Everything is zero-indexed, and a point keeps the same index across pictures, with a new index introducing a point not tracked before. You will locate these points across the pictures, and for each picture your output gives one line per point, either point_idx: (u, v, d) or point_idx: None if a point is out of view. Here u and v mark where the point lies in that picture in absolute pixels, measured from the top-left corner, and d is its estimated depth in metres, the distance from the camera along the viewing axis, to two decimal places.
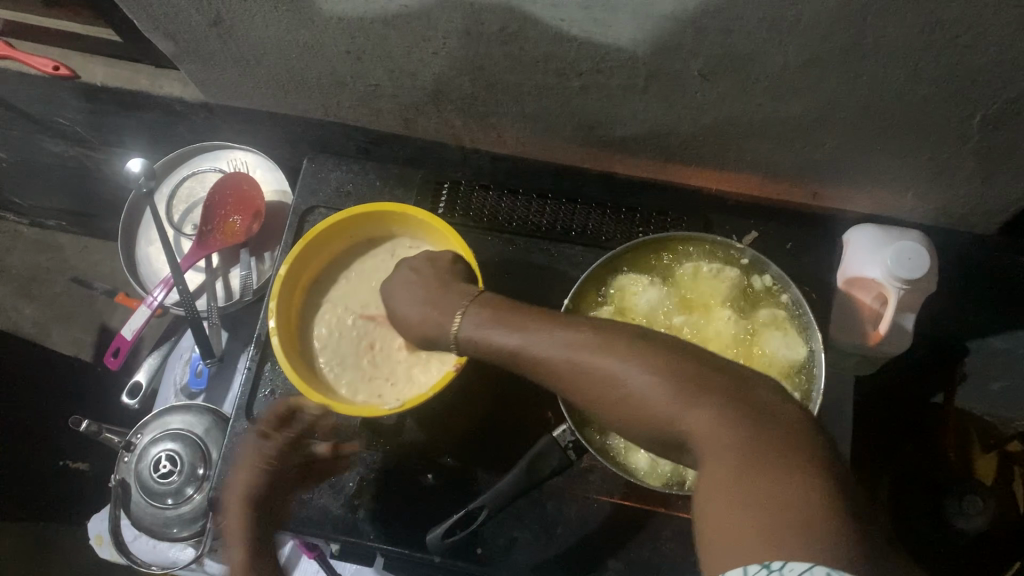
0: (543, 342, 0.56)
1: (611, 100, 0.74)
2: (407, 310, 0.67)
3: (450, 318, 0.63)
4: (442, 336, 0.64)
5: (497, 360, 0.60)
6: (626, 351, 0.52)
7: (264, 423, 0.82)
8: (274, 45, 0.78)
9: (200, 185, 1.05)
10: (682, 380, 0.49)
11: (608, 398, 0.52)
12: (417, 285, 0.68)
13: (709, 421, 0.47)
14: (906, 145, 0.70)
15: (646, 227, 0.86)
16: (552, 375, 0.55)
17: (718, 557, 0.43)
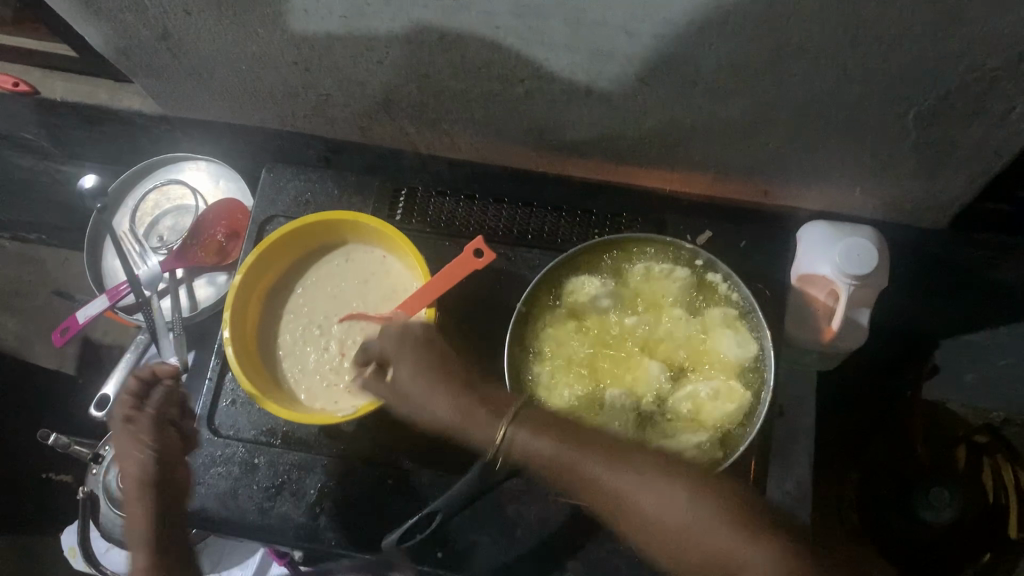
0: (598, 473, 0.63)
1: (557, 105, 0.74)
2: (424, 391, 0.70)
3: (494, 429, 0.67)
4: (486, 444, 0.67)
5: (548, 467, 0.65)
6: (701, 514, 0.59)
7: (226, 432, 0.86)
8: (224, 57, 0.79)
9: (165, 198, 1.06)
10: (728, 516, 0.58)
11: (665, 541, 0.60)
12: (421, 361, 0.71)
13: (760, 558, 0.56)
14: (847, 144, 0.71)
15: (603, 229, 0.87)
16: (612, 504, 0.63)
17: None
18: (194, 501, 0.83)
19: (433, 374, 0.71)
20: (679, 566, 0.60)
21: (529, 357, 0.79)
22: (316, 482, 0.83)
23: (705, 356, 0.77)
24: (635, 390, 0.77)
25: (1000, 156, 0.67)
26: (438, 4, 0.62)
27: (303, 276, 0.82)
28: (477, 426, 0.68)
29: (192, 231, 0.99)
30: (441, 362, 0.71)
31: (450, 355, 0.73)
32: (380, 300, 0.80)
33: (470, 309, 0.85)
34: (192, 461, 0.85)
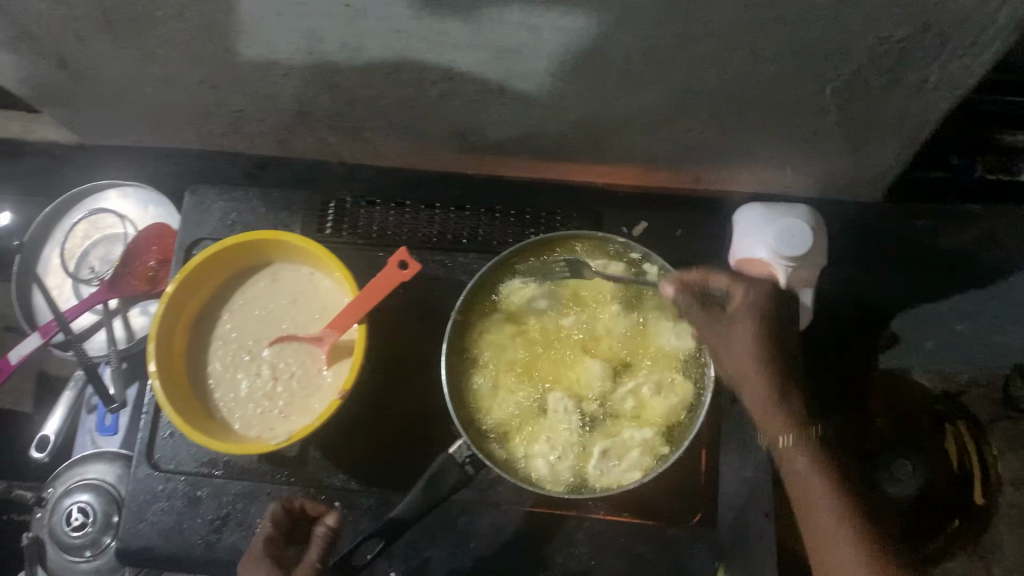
0: (820, 486, 0.68)
1: (474, 105, 0.72)
2: (751, 370, 0.70)
3: (784, 421, 0.70)
4: (776, 429, 0.70)
5: (795, 487, 0.70)
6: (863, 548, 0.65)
7: (166, 466, 0.83)
8: (128, 80, 0.76)
9: (93, 228, 1.02)
10: None
11: (819, 548, 0.67)
12: (767, 346, 0.70)
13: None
14: (770, 124, 0.69)
15: (538, 228, 0.85)
16: (808, 518, 0.68)
17: None
18: (138, 540, 0.82)
19: (768, 348, 0.70)
20: None
21: (470, 366, 0.77)
22: (261, 511, 0.80)
23: (644, 350, 0.76)
24: (578, 391, 0.75)
25: (924, 126, 0.66)
26: (332, 11, 0.60)
27: (230, 301, 0.79)
28: (776, 431, 0.71)
29: (121, 260, 0.96)
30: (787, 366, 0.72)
31: (789, 353, 0.72)
32: (310, 320, 0.77)
33: (406, 322, 0.84)
34: (133, 498, 0.83)
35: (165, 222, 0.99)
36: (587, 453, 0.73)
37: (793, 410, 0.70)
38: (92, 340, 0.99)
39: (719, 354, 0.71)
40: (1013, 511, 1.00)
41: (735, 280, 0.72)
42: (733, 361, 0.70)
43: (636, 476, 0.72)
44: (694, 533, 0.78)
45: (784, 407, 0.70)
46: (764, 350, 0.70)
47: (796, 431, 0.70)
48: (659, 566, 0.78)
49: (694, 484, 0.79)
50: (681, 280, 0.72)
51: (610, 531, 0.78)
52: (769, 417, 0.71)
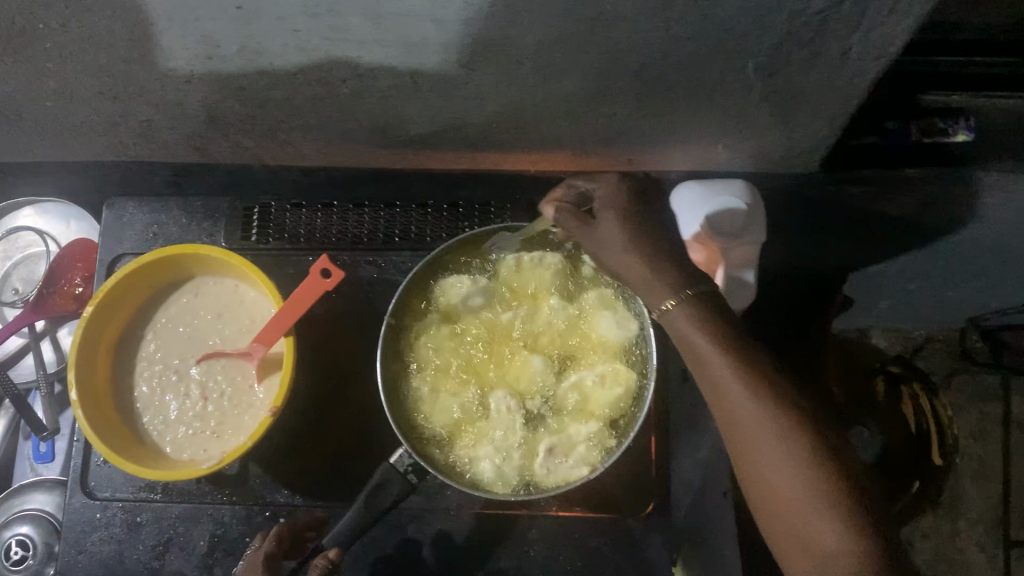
0: (704, 343, 0.57)
1: (390, 101, 0.69)
2: (623, 255, 0.62)
3: (662, 290, 0.60)
4: (654, 303, 0.61)
5: (687, 352, 0.59)
6: (753, 403, 0.55)
7: (102, 493, 0.79)
8: (24, 96, 0.72)
9: (14, 247, 0.98)
10: (790, 432, 0.53)
11: (728, 418, 0.56)
12: (631, 226, 0.63)
13: (797, 500, 0.52)
14: (696, 102, 0.67)
15: (471, 222, 0.83)
16: (707, 378, 0.58)
17: (771, 518, 0.55)
18: (78, 571, 0.78)
19: (633, 227, 0.63)
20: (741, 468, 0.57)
21: (408, 370, 0.75)
22: (203, 533, 0.77)
23: (585, 342, 0.74)
24: (519, 388, 0.73)
25: (852, 96, 0.64)
26: (223, 13, 0.56)
27: (152, 320, 0.76)
28: (657, 299, 0.60)
29: (45, 280, 0.91)
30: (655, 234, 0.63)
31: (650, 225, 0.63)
32: (237, 334, 0.74)
33: (343, 327, 0.81)
34: (69, 529, 0.79)
35: (88, 238, 0.95)
36: (532, 451, 0.71)
37: (669, 272, 0.61)
38: (19, 367, 0.95)
39: (601, 257, 0.64)
40: (973, 461, 1.15)
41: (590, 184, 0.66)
42: (610, 254, 0.63)
43: (584, 472, 0.70)
44: (649, 522, 0.76)
45: (658, 270, 0.61)
46: (630, 227, 0.62)
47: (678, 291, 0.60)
48: (615, 558, 0.76)
49: (646, 472, 0.77)
50: (552, 200, 0.67)
51: (562, 527, 0.76)
52: (647, 283, 0.61)
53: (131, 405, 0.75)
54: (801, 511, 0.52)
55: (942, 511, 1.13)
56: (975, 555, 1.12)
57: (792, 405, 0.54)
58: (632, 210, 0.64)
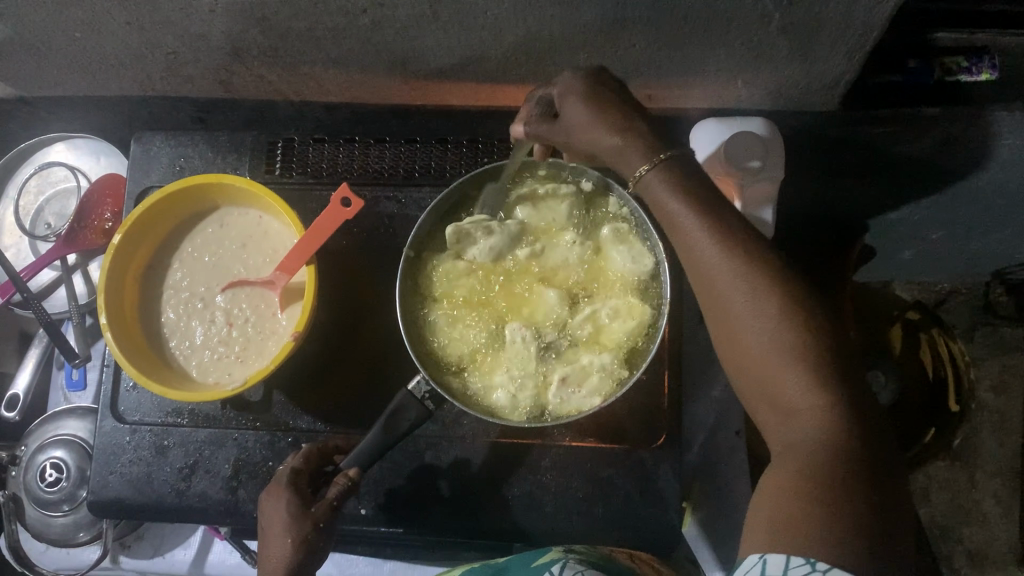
0: (682, 210, 0.60)
1: (408, 32, 0.70)
2: (593, 134, 0.63)
3: (637, 157, 0.62)
4: (630, 172, 0.63)
5: (664, 219, 0.62)
6: (726, 265, 0.58)
7: (131, 417, 0.82)
8: (54, 27, 0.73)
9: (47, 183, 0.99)
10: (763, 292, 0.57)
11: (703, 281, 0.60)
12: (593, 104, 0.63)
13: (767, 357, 0.56)
14: (714, 31, 0.67)
15: (491, 157, 0.83)
16: (684, 242, 0.61)
17: (743, 371, 0.59)
18: (109, 492, 0.81)
19: (596, 107, 0.63)
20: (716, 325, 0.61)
21: (426, 303, 0.76)
22: (228, 457, 0.80)
23: (600, 276, 0.75)
24: (534, 321, 0.74)
25: (869, 28, 0.64)
26: None
27: (179, 249, 0.78)
28: (635, 165, 0.62)
29: (77, 214, 0.93)
30: (624, 105, 0.63)
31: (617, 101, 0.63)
32: (261, 264, 0.76)
33: (365, 260, 0.82)
34: (100, 451, 0.82)
35: (120, 173, 0.97)
36: (546, 381, 0.73)
37: (641, 141, 0.62)
38: (53, 298, 0.98)
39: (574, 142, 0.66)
40: (992, 415, 1.15)
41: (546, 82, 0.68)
42: (581, 136, 0.64)
43: (596, 402, 0.71)
44: (660, 454, 0.78)
45: (629, 138, 0.62)
46: (595, 109, 0.63)
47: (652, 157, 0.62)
48: (625, 487, 0.78)
49: (659, 406, 0.78)
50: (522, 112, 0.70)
51: (575, 458, 0.78)
52: (622, 152, 0.63)
53: (158, 332, 0.77)
54: (773, 366, 0.56)
55: (958, 463, 1.14)
56: (991, 507, 1.12)
57: (761, 265, 0.57)
58: (596, 92, 0.64)
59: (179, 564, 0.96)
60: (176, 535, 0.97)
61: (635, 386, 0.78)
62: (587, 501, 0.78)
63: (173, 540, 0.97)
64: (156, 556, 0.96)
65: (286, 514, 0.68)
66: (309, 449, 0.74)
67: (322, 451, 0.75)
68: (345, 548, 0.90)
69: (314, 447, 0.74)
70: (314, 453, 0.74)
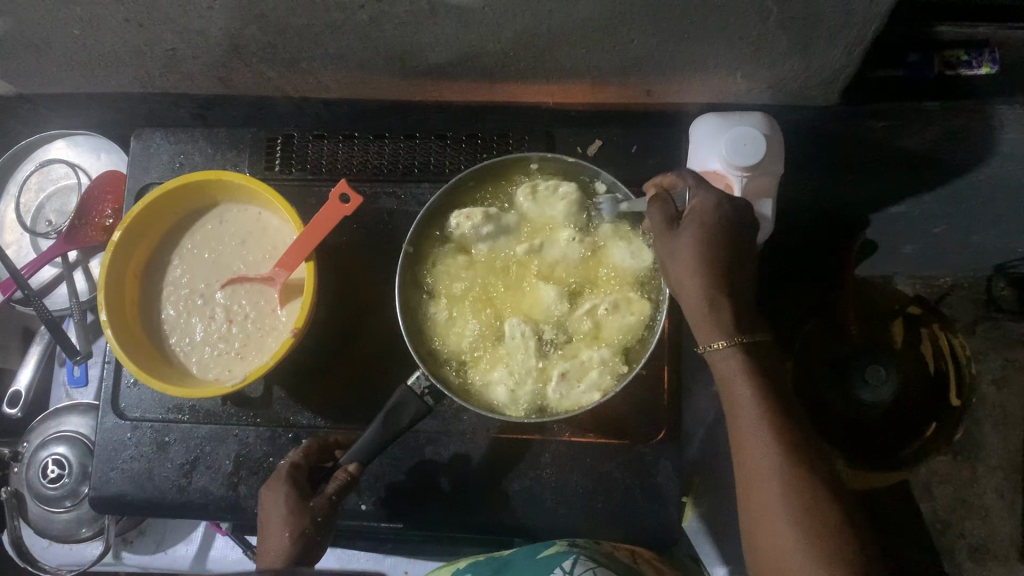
0: (753, 415, 0.61)
1: (407, 28, 0.70)
2: (689, 280, 0.63)
3: (718, 333, 0.63)
4: (694, 315, 0.64)
5: (725, 391, 0.64)
6: (754, 394, 0.62)
7: (132, 413, 0.82)
8: (53, 24, 0.73)
9: (48, 180, 1.00)
10: (802, 497, 0.59)
11: (734, 409, 0.63)
12: (705, 254, 0.62)
13: (787, 521, 0.59)
14: (712, 26, 0.67)
15: (490, 152, 0.83)
16: (721, 369, 0.64)
17: (752, 500, 0.61)
18: (110, 488, 0.81)
19: (711, 265, 0.63)
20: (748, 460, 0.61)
21: (426, 299, 0.76)
22: (229, 452, 0.80)
23: (600, 272, 0.75)
24: (533, 316, 0.74)
25: (867, 22, 0.64)
26: None
27: (179, 246, 0.78)
28: (679, 292, 0.65)
29: (78, 210, 0.93)
30: (728, 265, 0.63)
31: (724, 252, 0.63)
32: (260, 260, 0.76)
33: (365, 255, 0.83)
34: (101, 447, 0.82)
35: (119, 169, 0.97)
36: (546, 376, 0.72)
37: (728, 316, 0.63)
38: (53, 296, 0.98)
39: (668, 264, 0.65)
40: (994, 409, 1.14)
41: (699, 189, 0.65)
42: (676, 270, 0.64)
43: (596, 398, 0.71)
44: (660, 449, 0.78)
45: (718, 311, 0.63)
46: (706, 254, 0.62)
47: (732, 335, 0.63)
48: (625, 482, 0.78)
49: (659, 402, 0.78)
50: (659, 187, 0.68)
51: (574, 454, 0.78)
52: (703, 324, 0.63)
53: (159, 329, 0.78)
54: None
55: (959, 458, 1.13)
56: (993, 501, 1.12)
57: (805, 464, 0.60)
58: (717, 233, 0.63)
59: (180, 559, 0.96)
60: (177, 530, 0.97)
61: (635, 382, 0.78)
62: (586, 496, 0.78)
63: (175, 536, 0.97)
64: (157, 552, 0.96)
65: (285, 508, 0.68)
66: (310, 442, 0.74)
67: (323, 446, 0.75)
68: (345, 544, 0.90)
69: (313, 441, 0.75)
70: (315, 446, 0.74)
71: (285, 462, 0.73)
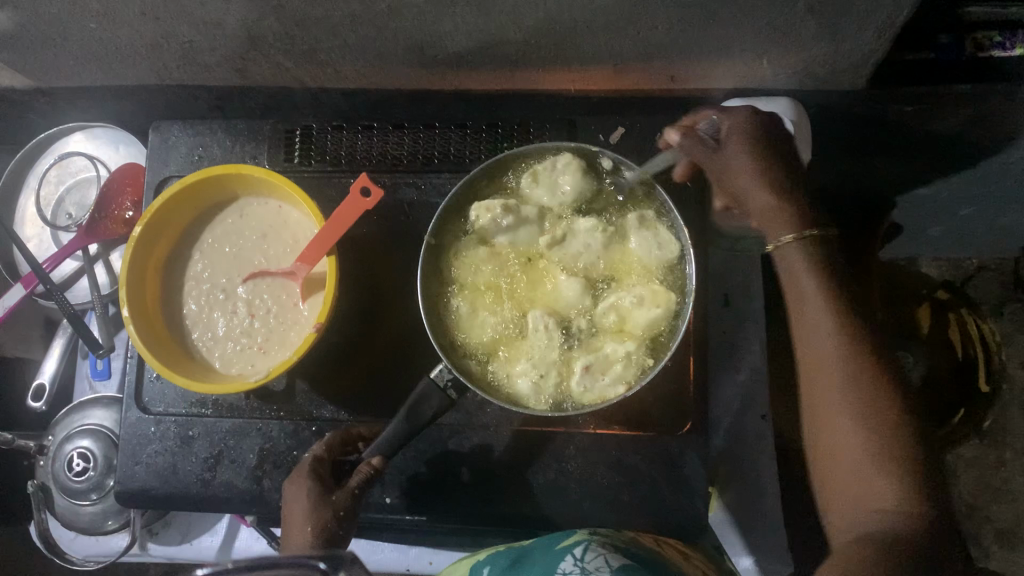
0: (817, 306, 0.62)
1: (426, 17, 0.69)
2: (751, 183, 0.65)
3: (779, 219, 0.64)
4: (759, 207, 0.65)
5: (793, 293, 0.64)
6: (813, 280, 0.62)
7: (155, 408, 0.82)
8: (70, 18, 0.72)
9: (67, 174, 0.99)
10: (861, 385, 0.60)
11: (795, 298, 0.64)
12: (758, 155, 0.65)
13: (847, 417, 0.60)
14: (739, 12, 0.66)
15: (511, 141, 0.82)
16: (783, 256, 0.64)
17: (810, 389, 0.63)
18: (135, 481, 0.81)
19: (765, 162, 0.65)
20: (810, 345, 0.63)
21: (448, 291, 0.76)
22: (253, 446, 0.80)
23: (623, 264, 0.74)
24: (555, 308, 0.73)
25: (898, 5, 0.63)
26: None
27: (199, 240, 0.78)
28: (736, 177, 0.66)
29: (98, 204, 0.93)
30: (780, 161, 0.65)
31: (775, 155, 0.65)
32: (282, 253, 0.76)
33: (387, 245, 0.82)
34: (125, 441, 0.82)
35: (138, 161, 0.96)
36: (569, 368, 0.72)
37: (797, 211, 0.64)
38: (75, 289, 0.98)
39: (725, 181, 0.67)
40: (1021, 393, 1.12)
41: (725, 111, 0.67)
42: (737, 179, 0.65)
43: (621, 390, 0.70)
44: (686, 441, 0.77)
45: (783, 204, 0.64)
46: (763, 159, 0.65)
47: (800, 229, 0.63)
48: (650, 475, 0.77)
49: (685, 393, 0.77)
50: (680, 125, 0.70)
51: (599, 446, 0.78)
52: (769, 212, 0.64)
53: (180, 323, 0.77)
54: (864, 465, 0.59)
55: (986, 442, 1.12)
56: (1020, 485, 1.10)
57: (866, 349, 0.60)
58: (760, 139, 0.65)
59: (206, 550, 0.97)
60: (202, 521, 0.97)
61: (660, 374, 0.77)
62: (611, 488, 0.77)
63: (200, 527, 0.97)
64: (182, 543, 0.97)
65: (307, 505, 0.68)
66: (331, 436, 0.74)
67: (344, 440, 0.75)
68: (370, 535, 0.90)
69: (334, 435, 0.74)
70: (337, 439, 0.74)
71: (306, 456, 0.73)
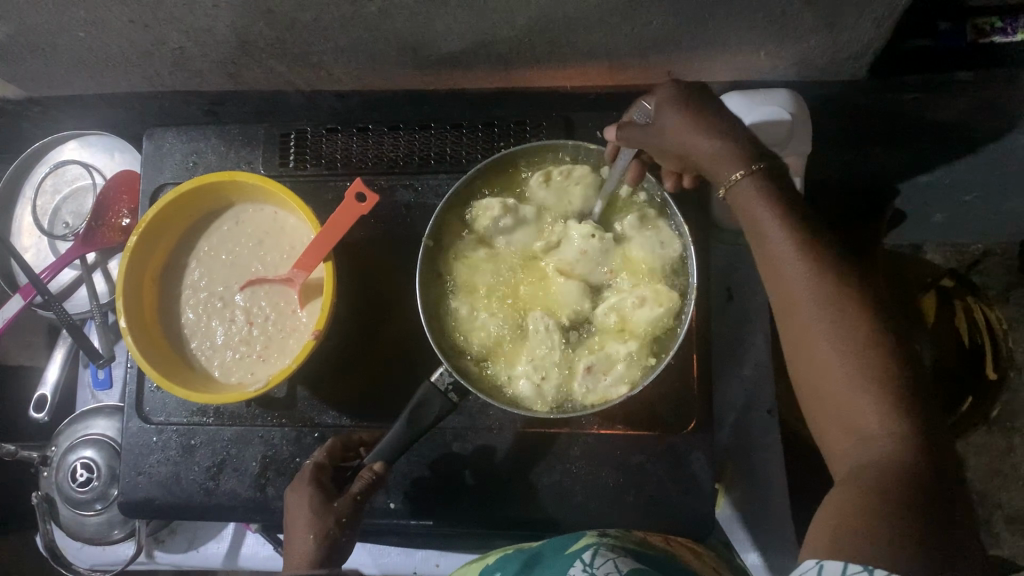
0: (779, 236, 0.55)
1: (419, 18, 0.68)
2: (693, 139, 0.59)
3: (730, 161, 0.57)
4: (704, 154, 0.59)
5: (748, 224, 0.57)
6: (768, 211, 0.55)
7: (157, 417, 0.82)
8: (59, 27, 0.72)
9: (63, 182, 0.99)
10: (842, 313, 0.51)
11: (755, 233, 0.57)
12: (693, 110, 0.59)
13: (825, 344, 0.52)
14: (735, 6, 0.65)
15: (507, 140, 0.81)
16: (736, 192, 0.57)
17: (784, 323, 0.56)
18: (138, 492, 0.81)
19: (700, 117, 0.59)
20: (774, 278, 0.56)
21: (447, 293, 0.75)
22: (256, 454, 0.79)
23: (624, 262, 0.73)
24: (555, 309, 0.73)
25: None
26: None
27: (195, 249, 0.77)
28: (678, 132, 0.59)
29: (94, 213, 0.93)
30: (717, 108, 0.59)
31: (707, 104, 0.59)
32: (279, 260, 0.75)
33: (383, 249, 0.81)
34: (127, 451, 0.82)
35: (134, 169, 0.96)
36: (571, 370, 0.71)
37: (738, 148, 0.58)
38: (74, 299, 0.98)
39: (676, 152, 0.61)
40: None
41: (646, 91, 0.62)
42: (686, 148, 0.60)
43: (623, 390, 0.69)
44: (691, 439, 0.76)
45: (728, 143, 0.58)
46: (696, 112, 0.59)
47: (746, 164, 0.57)
48: (656, 474, 0.77)
49: (689, 390, 0.77)
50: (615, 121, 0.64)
51: (603, 446, 0.77)
52: (716, 158, 0.58)
53: (178, 333, 0.77)
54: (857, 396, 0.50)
55: (995, 428, 1.11)
56: None
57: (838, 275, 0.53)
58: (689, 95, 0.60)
59: (212, 557, 0.96)
60: (207, 527, 0.96)
61: (664, 372, 0.76)
62: (617, 488, 0.77)
63: (205, 534, 0.96)
64: (189, 550, 0.96)
65: (310, 510, 0.67)
66: (332, 441, 0.74)
67: (345, 445, 0.74)
68: (375, 538, 0.89)
69: (336, 440, 0.74)
70: (339, 444, 0.73)
71: (309, 462, 0.72)
